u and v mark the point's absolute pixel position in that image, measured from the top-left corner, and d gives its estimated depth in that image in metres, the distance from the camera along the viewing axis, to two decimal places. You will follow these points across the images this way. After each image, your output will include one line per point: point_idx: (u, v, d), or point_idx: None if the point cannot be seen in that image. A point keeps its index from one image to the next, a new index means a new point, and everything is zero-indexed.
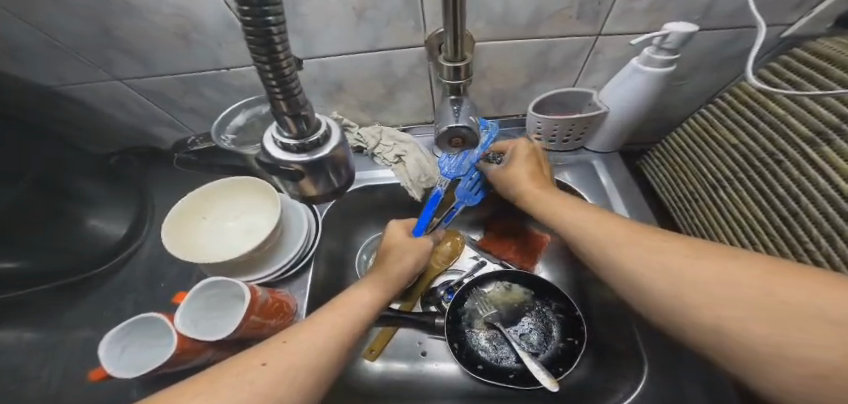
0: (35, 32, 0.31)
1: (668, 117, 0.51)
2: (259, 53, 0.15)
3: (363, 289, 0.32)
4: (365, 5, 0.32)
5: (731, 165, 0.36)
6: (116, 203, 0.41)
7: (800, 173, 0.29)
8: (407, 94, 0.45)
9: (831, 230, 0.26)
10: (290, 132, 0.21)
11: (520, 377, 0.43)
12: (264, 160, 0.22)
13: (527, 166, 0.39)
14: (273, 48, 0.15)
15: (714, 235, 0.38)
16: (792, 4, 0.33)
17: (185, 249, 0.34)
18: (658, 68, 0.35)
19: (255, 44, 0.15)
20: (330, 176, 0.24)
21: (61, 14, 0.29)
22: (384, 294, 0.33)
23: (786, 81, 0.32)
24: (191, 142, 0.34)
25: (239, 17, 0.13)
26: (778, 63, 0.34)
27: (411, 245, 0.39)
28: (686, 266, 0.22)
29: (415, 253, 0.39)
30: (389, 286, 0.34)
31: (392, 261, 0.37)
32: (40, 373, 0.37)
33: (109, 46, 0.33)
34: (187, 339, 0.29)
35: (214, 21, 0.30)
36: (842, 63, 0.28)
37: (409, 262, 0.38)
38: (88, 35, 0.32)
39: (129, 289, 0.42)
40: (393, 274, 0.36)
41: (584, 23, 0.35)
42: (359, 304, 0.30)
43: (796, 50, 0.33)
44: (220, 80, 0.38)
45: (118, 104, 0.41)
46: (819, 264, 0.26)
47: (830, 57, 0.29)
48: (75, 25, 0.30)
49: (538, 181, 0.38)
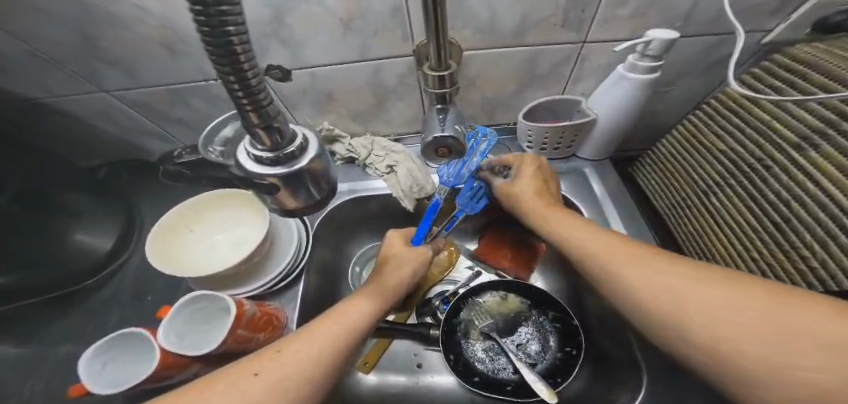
0: (20, 43, 0.31)
1: (657, 124, 0.52)
2: (218, 57, 0.14)
3: (358, 297, 0.31)
4: (352, 16, 0.33)
5: (721, 171, 0.36)
6: (103, 216, 0.41)
7: (789, 178, 0.29)
8: (398, 103, 0.45)
9: (826, 238, 0.25)
10: (263, 144, 0.20)
11: (517, 389, 0.42)
12: (239, 173, 0.21)
13: (532, 180, 0.39)
14: (235, 57, 0.14)
15: (708, 241, 0.38)
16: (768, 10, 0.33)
17: (171, 262, 0.33)
18: (643, 75, 0.35)
19: (216, 47, 0.13)
20: (311, 187, 0.23)
21: (46, 26, 0.29)
22: (381, 303, 0.32)
23: (768, 87, 0.32)
24: (175, 153, 0.32)
25: (195, 25, 0.13)
26: (759, 69, 0.34)
27: (407, 252, 0.38)
28: (683, 281, 0.22)
29: (414, 261, 0.38)
30: (386, 295, 0.33)
31: (390, 269, 0.36)
32: (19, 391, 0.36)
33: (95, 58, 0.33)
34: (171, 353, 0.28)
35: (200, 32, 0.31)
36: (821, 68, 0.29)
37: (407, 271, 0.37)
38: (73, 47, 0.32)
39: (116, 303, 0.41)
40: (391, 282, 0.35)
41: (568, 31, 0.36)
42: (356, 312, 0.29)
43: (777, 55, 0.34)
44: (209, 91, 0.38)
45: (106, 116, 0.41)
46: (815, 271, 0.26)
47: (809, 62, 0.30)
48: (61, 37, 0.30)
49: (543, 195, 0.37)
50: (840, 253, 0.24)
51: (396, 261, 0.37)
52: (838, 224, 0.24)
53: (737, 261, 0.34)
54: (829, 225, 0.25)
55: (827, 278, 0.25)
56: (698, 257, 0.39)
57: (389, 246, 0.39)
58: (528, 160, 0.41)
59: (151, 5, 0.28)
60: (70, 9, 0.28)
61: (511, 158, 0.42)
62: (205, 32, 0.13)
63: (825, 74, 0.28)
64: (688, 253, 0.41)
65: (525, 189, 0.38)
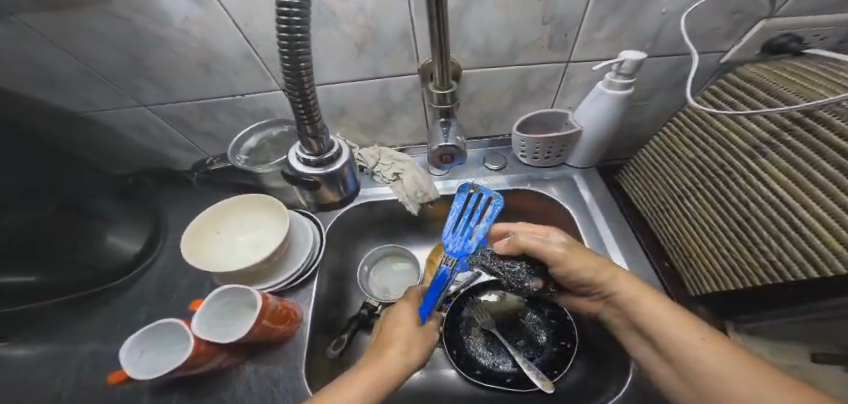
0: (75, 62, 0.35)
1: (639, 134, 0.57)
2: (290, 81, 0.24)
3: (352, 382, 0.26)
4: (366, 40, 0.37)
5: (692, 176, 0.41)
6: (133, 219, 0.44)
7: (748, 181, 0.34)
8: (403, 117, 0.50)
9: (780, 233, 0.29)
10: (308, 148, 0.32)
11: (517, 381, 0.45)
12: (295, 171, 0.34)
13: (582, 251, 0.37)
14: (299, 79, 0.24)
15: (686, 240, 0.42)
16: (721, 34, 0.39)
17: (202, 261, 0.37)
18: (620, 90, 0.40)
19: (289, 76, 0.24)
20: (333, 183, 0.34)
21: (102, 48, 0.34)
22: (381, 389, 0.26)
23: (725, 102, 0.39)
24: (208, 162, 0.41)
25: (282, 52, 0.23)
26: (717, 86, 0.41)
27: (407, 344, 0.31)
28: (727, 367, 0.25)
29: (414, 356, 0.31)
30: (381, 383, 0.27)
31: (382, 351, 0.30)
32: (48, 385, 0.37)
33: (139, 75, 0.37)
34: (203, 341, 0.31)
35: (234, 53, 0.35)
36: (764, 87, 0.35)
37: (399, 357, 0.29)
38: (122, 66, 0.36)
39: (140, 302, 0.44)
40: (386, 367, 0.28)
41: (554, 52, 0.41)
42: (349, 401, 0.25)
43: (730, 74, 0.40)
44: (235, 105, 0.42)
45: (142, 127, 0.45)
46: (771, 262, 0.30)
47: (755, 82, 0.36)
48: (113, 58, 0.35)
49: (599, 263, 0.35)
50: (791, 247, 0.28)
51: (392, 340, 0.31)
52: (789, 221, 0.29)
53: (711, 256, 0.38)
54: (781, 221, 0.29)
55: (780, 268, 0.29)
56: (677, 254, 0.43)
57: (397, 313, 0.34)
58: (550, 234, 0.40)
59: (195, 30, 0.32)
60: (126, 33, 0.32)
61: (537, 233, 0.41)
62: (285, 63, 0.23)
63: (770, 92, 0.34)
64: (669, 252, 0.45)
65: (577, 256, 0.36)
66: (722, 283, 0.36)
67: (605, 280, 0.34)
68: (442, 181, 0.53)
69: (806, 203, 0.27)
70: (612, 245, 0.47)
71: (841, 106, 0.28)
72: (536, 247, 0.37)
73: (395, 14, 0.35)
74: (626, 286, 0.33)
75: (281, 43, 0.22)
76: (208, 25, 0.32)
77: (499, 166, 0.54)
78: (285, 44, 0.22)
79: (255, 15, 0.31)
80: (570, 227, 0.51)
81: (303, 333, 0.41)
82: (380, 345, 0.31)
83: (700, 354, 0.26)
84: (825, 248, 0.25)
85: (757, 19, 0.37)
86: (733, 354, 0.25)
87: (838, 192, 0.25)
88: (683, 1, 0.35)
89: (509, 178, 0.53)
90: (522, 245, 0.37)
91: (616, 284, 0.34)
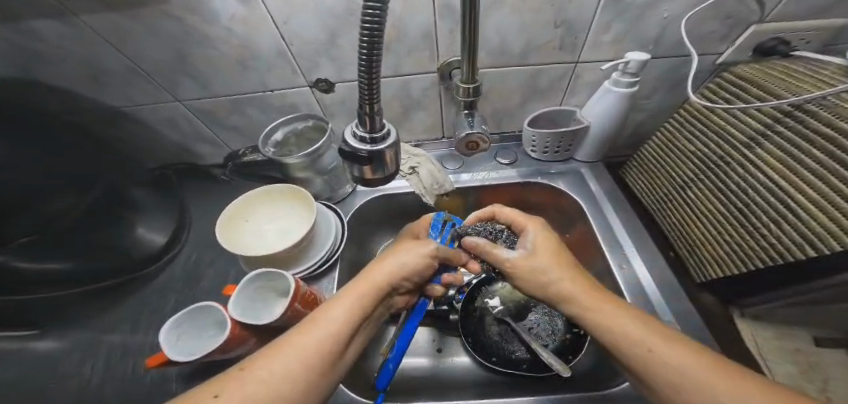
0: (124, 60, 0.41)
1: (641, 132, 0.60)
2: (362, 68, 0.21)
3: (340, 298, 0.30)
4: (391, 40, 0.40)
5: (691, 169, 0.44)
6: (160, 211, 0.46)
7: (744, 171, 0.37)
8: (420, 113, 0.52)
9: (778, 217, 0.32)
10: (365, 128, 0.25)
11: (532, 366, 0.46)
12: (346, 150, 0.26)
13: (546, 246, 0.36)
14: (377, 37, 0.20)
15: (688, 228, 0.45)
16: (713, 38, 0.43)
17: (234, 245, 0.39)
18: (626, 88, 0.43)
19: (363, 61, 0.21)
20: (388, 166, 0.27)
21: (153, 47, 0.39)
22: (362, 307, 0.30)
23: (720, 98, 0.42)
24: (240, 153, 0.45)
25: (364, 5, 0.19)
26: (713, 84, 0.44)
27: (411, 244, 0.37)
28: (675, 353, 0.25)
29: (415, 257, 0.36)
30: (367, 294, 0.31)
31: (378, 264, 0.35)
32: (83, 368, 0.39)
33: (182, 71, 0.43)
34: (238, 325, 0.32)
35: (268, 49, 0.40)
36: (756, 84, 0.38)
37: (396, 263, 0.35)
38: (168, 62, 0.41)
39: (169, 289, 0.46)
40: (378, 280, 0.33)
41: (564, 52, 0.44)
42: (335, 316, 0.28)
43: (724, 73, 0.44)
44: (265, 100, 0.48)
45: (170, 121, 0.51)
46: (773, 245, 0.32)
47: (747, 80, 0.40)
48: (160, 54, 0.40)
49: (560, 261, 0.34)
50: (788, 229, 0.31)
51: (396, 253, 0.36)
52: (785, 205, 0.32)
53: (713, 242, 0.41)
54: (779, 205, 0.32)
55: (780, 249, 0.32)
56: (682, 243, 0.46)
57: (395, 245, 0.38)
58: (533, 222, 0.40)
59: (236, 28, 0.38)
60: (176, 33, 0.38)
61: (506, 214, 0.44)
62: (361, 43, 0.20)
63: (763, 89, 0.37)
64: (674, 241, 0.48)
65: (534, 257, 0.35)
66: (726, 268, 0.39)
67: (539, 279, 0.34)
68: (455, 174, 0.56)
69: (802, 188, 0.30)
70: (621, 235, 0.48)
71: (828, 100, 0.31)
72: (488, 250, 0.38)
73: (421, 15, 0.38)
74: (574, 285, 0.32)
75: (361, 30, 0.19)
76: (250, 23, 0.37)
77: (510, 161, 0.57)
78: (365, 35, 0.19)
79: (295, 17, 0.37)
80: (580, 218, 0.53)
81: None
82: (379, 258, 0.36)
83: (642, 339, 0.27)
84: (823, 228, 0.28)
85: (749, 23, 0.41)
86: (683, 346, 0.26)
87: (831, 177, 0.28)
88: (682, 7, 0.39)
89: (519, 172, 0.55)
90: (492, 251, 0.38)
91: (551, 280, 0.33)
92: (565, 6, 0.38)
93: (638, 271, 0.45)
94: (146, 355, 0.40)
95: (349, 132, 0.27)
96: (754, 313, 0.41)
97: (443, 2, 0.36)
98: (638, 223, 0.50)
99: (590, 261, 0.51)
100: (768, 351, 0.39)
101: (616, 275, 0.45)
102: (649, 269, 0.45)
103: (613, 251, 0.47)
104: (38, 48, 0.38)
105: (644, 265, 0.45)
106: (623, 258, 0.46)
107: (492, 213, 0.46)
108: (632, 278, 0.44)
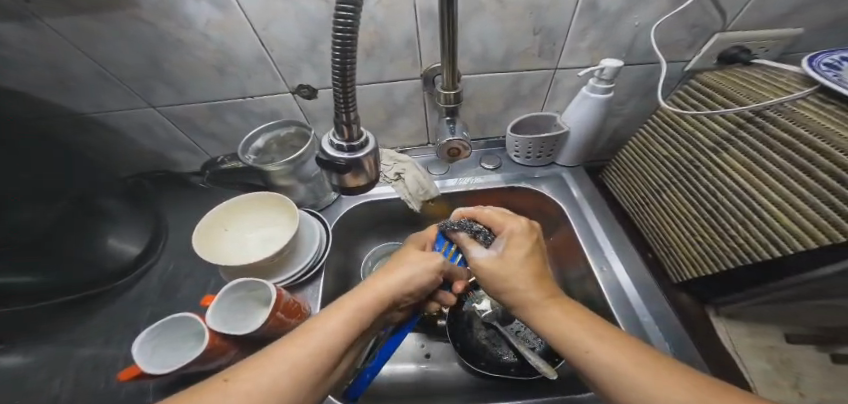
0: (94, 64, 0.40)
1: (620, 137, 0.62)
2: (335, 77, 0.21)
3: (337, 310, 0.29)
4: (374, 47, 0.41)
5: (665, 172, 0.46)
6: (134, 220, 0.44)
7: (713, 174, 0.38)
8: (405, 119, 0.52)
9: (745, 219, 0.34)
10: (342, 136, 0.25)
11: (519, 370, 0.46)
12: (324, 159, 0.26)
13: (520, 251, 0.34)
14: (351, 44, 0.20)
15: (665, 231, 0.46)
16: (681, 47, 0.45)
17: (213, 255, 0.38)
18: (603, 95, 0.44)
19: (337, 70, 0.21)
20: (368, 172, 0.28)
21: (126, 52, 0.38)
22: (359, 322, 0.29)
23: (689, 104, 0.44)
24: (220, 160, 0.44)
25: (335, 14, 0.19)
26: (683, 91, 0.46)
27: (418, 256, 0.36)
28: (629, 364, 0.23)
29: (421, 269, 0.34)
30: (367, 307, 0.30)
31: (381, 275, 0.33)
32: (46, 387, 0.36)
33: (156, 76, 0.42)
34: (217, 336, 0.31)
35: (248, 54, 0.40)
36: (721, 90, 0.40)
37: (400, 276, 0.33)
38: (140, 67, 0.40)
39: (144, 301, 0.44)
40: (380, 291, 0.31)
41: (543, 59, 0.45)
42: (330, 329, 0.27)
43: (693, 80, 0.46)
44: (246, 106, 0.47)
45: (145, 128, 0.49)
46: (741, 245, 0.34)
47: (714, 86, 0.42)
48: (133, 60, 0.39)
49: (534, 272, 0.32)
50: (754, 230, 0.32)
51: (401, 264, 0.35)
52: (751, 207, 0.33)
53: (687, 243, 0.42)
54: (745, 207, 0.34)
55: (748, 250, 0.33)
56: (659, 245, 0.47)
57: (405, 250, 0.38)
58: (517, 224, 0.37)
59: (214, 34, 0.37)
60: (150, 37, 0.37)
61: (499, 219, 0.39)
62: (334, 51, 0.20)
63: (726, 96, 0.39)
64: (651, 243, 0.49)
65: (505, 263, 0.33)
66: (700, 269, 0.40)
67: (504, 286, 0.32)
68: (440, 180, 0.56)
69: (765, 191, 0.32)
70: (602, 238, 0.50)
71: (785, 106, 0.33)
72: (465, 247, 0.38)
73: (402, 22, 0.38)
74: (534, 291, 0.31)
75: (334, 39, 0.20)
76: (228, 28, 0.37)
77: (494, 166, 0.57)
78: (339, 44, 0.20)
79: (274, 22, 0.36)
80: (563, 221, 0.54)
81: None
82: (383, 269, 0.34)
83: (602, 363, 0.24)
84: (785, 229, 0.29)
85: (712, 32, 0.43)
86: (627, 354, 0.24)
87: (790, 180, 0.30)
88: (652, 15, 0.41)
89: (503, 177, 0.56)
90: (467, 248, 0.38)
91: (515, 289, 0.31)
92: (542, 14, 0.39)
93: (619, 272, 0.46)
94: (118, 370, 0.38)
95: (327, 140, 0.27)
96: (728, 312, 0.43)
97: (424, 9, 0.37)
98: (617, 225, 0.51)
99: (574, 263, 0.52)
100: (743, 349, 0.40)
101: (598, 277, 0.46)
102: (629, 270, 0.46)
103: (595, 254, 0.48)
104: (4, 54, 0.36)
105: (625, 266, 0.47)
106: (604, 259, 0.48)
107: (474, 215, 0.42)
108: (613, 279, 0.45)
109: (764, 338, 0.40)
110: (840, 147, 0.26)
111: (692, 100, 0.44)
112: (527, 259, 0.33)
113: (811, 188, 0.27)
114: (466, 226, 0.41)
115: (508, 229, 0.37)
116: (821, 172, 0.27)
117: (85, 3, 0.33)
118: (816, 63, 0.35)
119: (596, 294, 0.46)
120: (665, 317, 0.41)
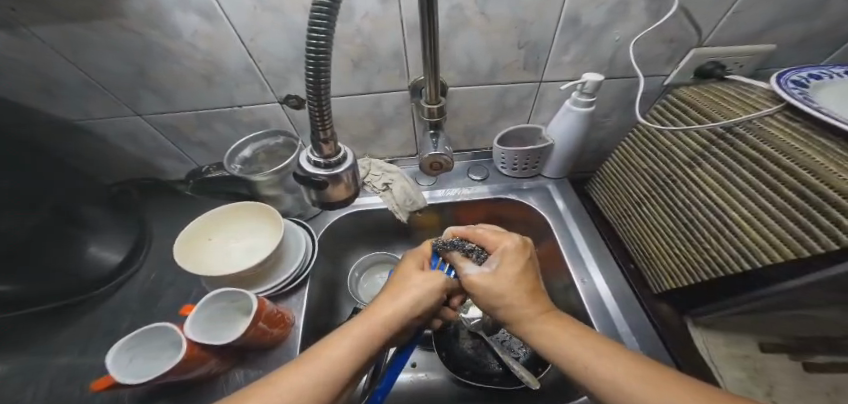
0: (81, 74, 0.40)
1: (604, 148, 0.63)
2: (311, 95, 0.24)
3: (342, 336, 0.28)
4: (362, 58, 0.41)
5: (646, 186, 0.47)
6: (116, 229, 0.44)
7: (689, 188, 0.39)
8: (394, 130, 0.53)
9: (718, 234, 0.35)
10: (320, 154, 0.29)
11: (504, 379, 0.46)
12: (302, 174, 0.30)
13: (514, 268, 0.33)
14: (321, 70, 0.23)
15: (645, 243, 0.47)
16: (658, 63, 0.47)
17: (197, 266, 0.38)
18: (584, 108, 0.46)
19: (312, 85, 0.24)
20: (346, 183, 0.32)
21: (112, 61, 0.39)
22: (366, 349, 0.28)
23: (666, 118, 0.46)
24: (205, 170, 0.44)
25: (307, 42, 0.22)
26: (661, 106, 0.48)
27: (421, 278, 0.34)
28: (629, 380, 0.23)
29: (425, 292, 0.33)
30: (371, 335, 0.29)
31: (386, 300, 0.32)
32: (19, 397, 0.36)
33: (143, 85, 0.42)
34: (196, 345, 0.31)
35: (236, 63, 0.40)
36: (695, 106, 0.42)
37: (405, 302, 0.31)
38: (126, 76, 0.41)
39: (124, 309, 0.44)
40: (385, 318, 0.30)
41: (528, 72, 0.47)
42: (334, 356, 0.27)
43: (671, 94, 0.47)
44: (234, 115, 0.47)
45: (131, 135, 0.50)
46: (714, 257, 0.35)
47: (688, 102, 0.43)
48: (120, 69, 0.40)
49: (527, 289, 0.32)
50: (728, 245, 0.33)
51: (405, 288, 0.33)
52: (725, 221, 0.34)
53: (666, 255, 0.43)
54: (718, 221, 0.35)
55: (723, 265, 0.34)
56: (641, 256, 0.48)
57: (405, 267, 0.36)
58: (514, 241, 0.36)
59: (201, 44, 0.38)
60: (136, 46, 0.37)
61: (495, 238, 0.37)
62: (308, 71, 0.23)
63: (699, 112, 0.41)
64: (633, 253, 0.50)
65: (499, 280, 0.32)
66: (678, 280, 0.41)
67: (500, 303, 0.32)
68: (429, 190, 0.57)
69: (736, 207, 0.33)
70: (583, 249, 0.51)
71: (754, 123, 0.35)
72: (456, 264, 0.36)
73: (388, 36, 0.39)
74: (527, 308, 0.30)
75: (308, 55, 0.22)
76: (215, 39, 0.37)
77: (482, 177, 0.58)
78: (313, 63, 0.22)
79: (260, 33, 0.37)
80: (547, 232, 0.55)
81: (295, 337, 0.41)
82: (387, 293, 0.33)
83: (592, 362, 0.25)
84: (757, 244, 0.30)
85: (689, 47, 0.45)
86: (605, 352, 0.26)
87: (759, 196, 0.31)
88: (630, 31, 0.42)
89: (490, 188, 0.57)
90: (459, 265, 0.36)
91: (511, 306, 0.31)
92: (526, 29, 0.41)
93: (600, 285, 0.47)
94: (93, 380, 0.38)
95: (306, 156, 0.30)
96: (704, 321, 0.43)
97: (411, 24, 0.38)
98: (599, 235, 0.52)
99: (558, 274, 0.52)
100: (719, 359, 0.40)
101: (579, 288, 0.47)
102: (609, 280, 0.47)
103: (577, 265, 0.49)
104: None
105: (605, 278, 0.47)
106: (585, 271, 0.49)
107: (466, 235, 0.41)
108: (593, 290, 0.47)
109: (739, 347, 0.41)
110: (804, 166, 0.27)
111: (668, 115, 0.46)
112: (527, 282, 0.32)
113: (777, 204, 0.29)
114: (457, 245, 0.38)
115: (503, 247, 0.36)
116: (784, 188, 0.28)
117: (71, 12, 0.33)
118: (783, 80, 0.36)
119: (577, 304, 0.47)
120: (642, 327, 0.42)
